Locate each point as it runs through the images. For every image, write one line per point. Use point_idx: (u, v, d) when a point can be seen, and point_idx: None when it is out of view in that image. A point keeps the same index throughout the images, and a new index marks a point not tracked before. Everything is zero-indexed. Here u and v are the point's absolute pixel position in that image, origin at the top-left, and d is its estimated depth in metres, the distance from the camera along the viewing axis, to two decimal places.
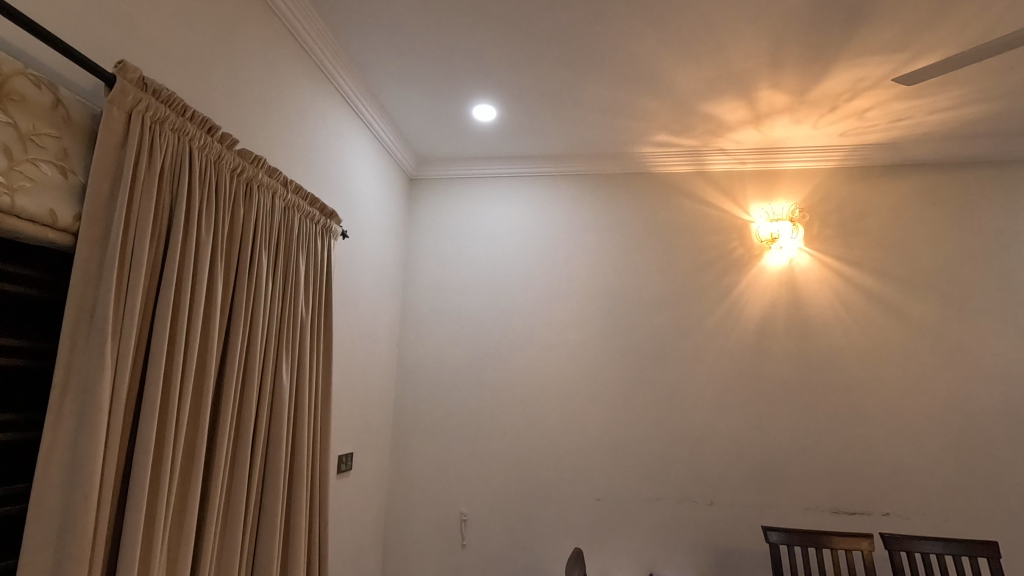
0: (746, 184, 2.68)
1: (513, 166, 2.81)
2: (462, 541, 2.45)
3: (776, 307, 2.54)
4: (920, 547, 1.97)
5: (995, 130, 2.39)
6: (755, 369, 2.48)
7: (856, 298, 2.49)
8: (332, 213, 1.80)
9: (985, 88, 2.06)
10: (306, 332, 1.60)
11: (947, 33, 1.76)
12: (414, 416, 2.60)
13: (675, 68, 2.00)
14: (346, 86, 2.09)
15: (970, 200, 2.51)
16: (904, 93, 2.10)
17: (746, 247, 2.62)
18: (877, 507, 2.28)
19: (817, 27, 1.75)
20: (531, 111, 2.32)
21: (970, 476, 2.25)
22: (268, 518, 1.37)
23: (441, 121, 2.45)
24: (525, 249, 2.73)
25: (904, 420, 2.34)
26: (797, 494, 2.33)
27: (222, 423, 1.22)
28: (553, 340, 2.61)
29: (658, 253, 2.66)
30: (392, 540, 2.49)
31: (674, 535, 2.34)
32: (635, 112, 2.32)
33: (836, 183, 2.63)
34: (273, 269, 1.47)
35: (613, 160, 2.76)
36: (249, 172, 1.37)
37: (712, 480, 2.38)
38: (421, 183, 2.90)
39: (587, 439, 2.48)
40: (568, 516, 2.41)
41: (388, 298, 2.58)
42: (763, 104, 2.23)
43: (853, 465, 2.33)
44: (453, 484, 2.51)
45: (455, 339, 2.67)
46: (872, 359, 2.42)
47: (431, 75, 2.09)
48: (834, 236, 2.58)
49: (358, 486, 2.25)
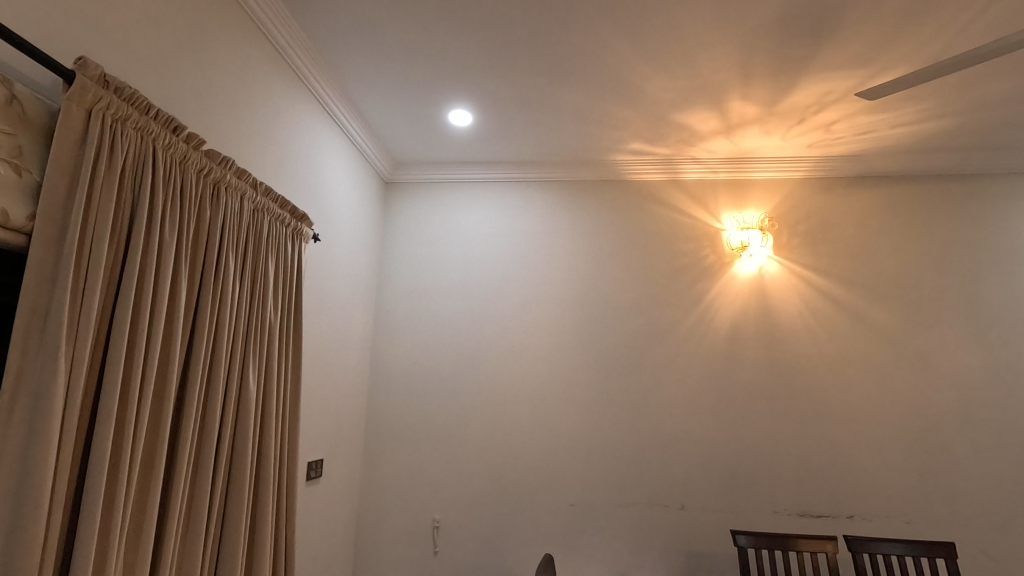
0: (718, 193, 2.73)
1: (489, 171, 2.81)
2: (434, 548, 2.42)
3: (746, 314, 2.58)
4: (882, 549, 2.02)
5: (954, 145, 2.48)
6: (726, 375, 2.52)
7: (823, 306, 2.55)
8: (303, 216, 1.77)
9: (944, 103, 2.14)
10: (275, 336, 1.57)
11: (909, 49, 1.82)
12: (387, 422, 2.57)
13: (648, 77, 2.03)
14: (320, 87, 2.07)
15: (931, 211, 2.61)
16: (868, 107, 2.17)
17: (717, 255, 2.66)
18: (841, 509, 2.33)
19: (784, 41, 1.80)
20: (507, 116, 2.33)
21: (930, 480, 2.32)
22: (232, 526, 1.34)
23: (417, 126, 2.44)
24: (500, 254, 2.73)
25: (868, 425, 2.40)
26: (766, 498, 2.37)
27: (184, 430, 1.19)
28: (528, 345, 2.61)
29: (632, 260, 2.69)
30: (363, 548, 2.46)
31: (646, 540, 2.35)
32: (610, 120, 2.34)
33: (804, 193, 2.69)
34: (240, 272, 1.44)
35: (589, 167, 2.78)
36: (217, 173, 1.35)
37: (683, 485, 2.41)
38: (396, 187, 2.88)
39: (561, 445, 2.49)
40: (542, 522, 2.41)
41: (362, 302, 2.55)
42: (734, 115, 2.27)
43: (819, 469, 2.38)
44: (426, 491, 2.48)
45: (429, 345, 2.65)
46: (838, 365, 2.48)
47: (406, 78, 2.08)
48: (802, 244, 2.64)
49: (328, 494, 2.21)
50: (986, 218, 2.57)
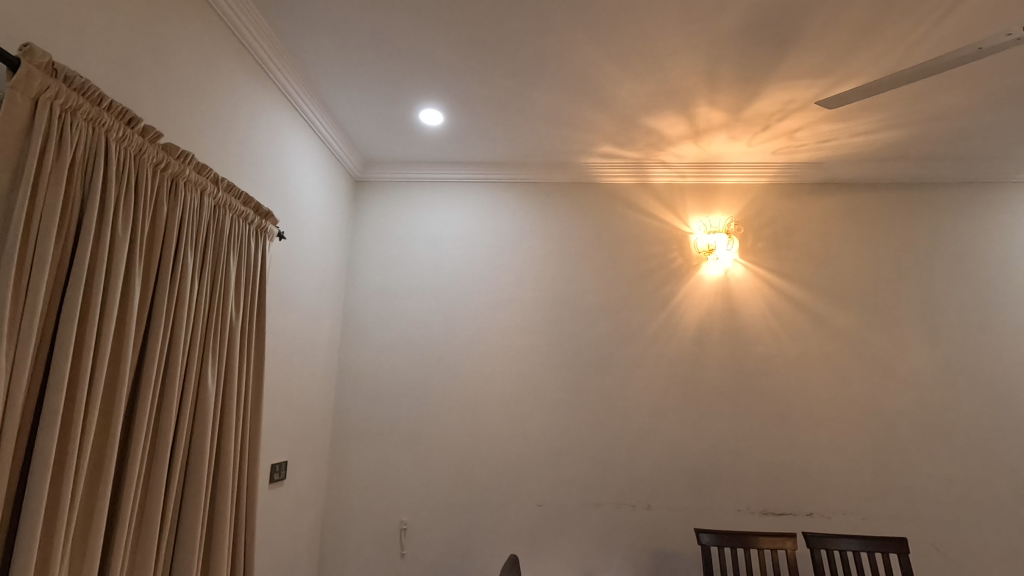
0: (686, 197, 2.78)
1: (460, 171, 2.80)
2: (401, 550, 2.39)
3: (712, 316, 2.63)
4: (839, 545, 2.08)
5: (909, 154, 2.58)
6: (693, 376, 2.56)
7: (785, 309, 2.61)
8: (268, 214, 1.74)
9: (900, 113, 2.21)
10: (236, 336, 1.53)
11: (867, 60, 1.88)
12: (355, 423, 2.54)
13: (618, 82, 2.05)
14: (287, 83, 2.03)
15: (888, 218, 2.70)
16: (829, 116, 2.24)
17: (685, 258, 2.71)
18: (801, 507, 2.39)
19: (747, 50, 1.84)
20: (479, 117, 2.32)
21: (886, 477, 2.40)
22: (187, 533, 1.30)
23: (387, 125, 2.42)
24: (471, 255, 2.72)
25: (828, 424, 2.47)
26: (730, 496, 2.41)
27: (138, 431, 1.15)
28: (499, 346, 2.61)
29: (603, 262, 2.71)
30: (328, 552, 2.41)
31: (613, 539, 2.37)
32: (581, 123, 2.36)
33: (769, 198, 2.76)
34: (199, 270, 1.41)
35: (560, 170, 2.80)
36: (175, 168, 1.31)
37: (649, 485, 2.44)
38: (366, 186, 2.85)
39: (530, 446, 2.49)
40: (510, 523, 2.41)
41: (329, 302, 2.51)
42: (701, 121, 2.32)
43: (781, 468, 2.44)
44: (393, 493, 2.45)
45: (398, 345, 2.62)
46: (800, 366, 2.55)
47: (376, 77, 2.06)
48: (767, 249, 2.70)
49: (293, 497, 2.17)
50: (940, 225, 2.68)
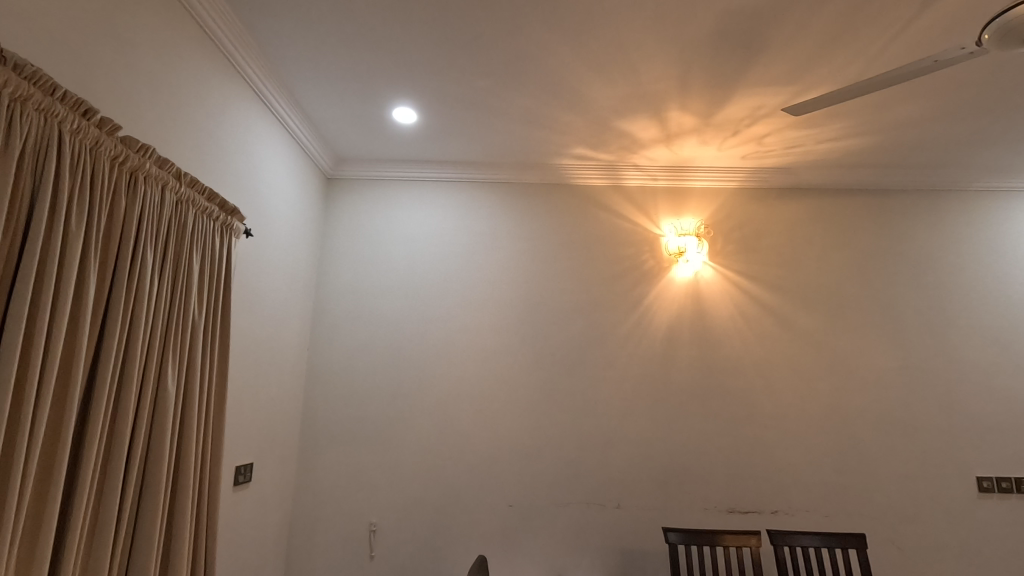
0: (658, 200, 2.82)
1: (435, 170, 2.78)
2: (370, 553, 2.36)
3: (682, 318, 2.67)
4: (801, 542, 2.13)
5: (872, 161, 2.66)
6: (663, 376, 2.60)
7: (753, 311, 2.67)
8: (234, 210, 1.70)
9: (864, 122, 2.28)
10: (199, 336, 1.50)
11: (831, 70, 1.94)
12: (324, 424, 2.49)
13: (591, 84, 2.07)
14: (255, 77, 1.99)
15: (851, 223, 2.78)
16: (795, 122, 2.29)
17: (656, 260, 2.74)
18: (766, 505, 2.44)
19: (717, 56, 1.88)
20: (453, 116, 2.31)
21: (847, 476, 2.47)
22: (144, 538, 1.26)
23: (360, 122, 2.39)
24: (445, 255, 2.71)
25: (793, 424, 2.53)
26: (697, 495, 2.45)
27: (91, 433, 1.11)
28: (471, 347, 2.60)
29: (576, 264, 2.73)
30: (295, 555, 2.36)
31: (583, 539, 2.39)
32: (555, 124, 2.37)
33: (737, 202, 2.81)
34: (160, 267, 1.37)
35: (534, 170, 2.81)
36: (134, 161, 1.27)
37: (619, 484, 2.46)
38: (338, 183, 2.80)
39: (501, 446, 2.49)
40: (480, 523, 2.40)
41: (299, 300, 2.47)
42: (673, 125, 2.35)
43: (747, 467, 2.49)
44: (362, 495, 2.42)
45: (370, 344, 2.59)
46: (766, 367, 2.60)
47: (349, 73, 2.03)
48: (735, 252, 2.75)
49: (259, 500, 2.12)
50: (901, 231, 2.77)
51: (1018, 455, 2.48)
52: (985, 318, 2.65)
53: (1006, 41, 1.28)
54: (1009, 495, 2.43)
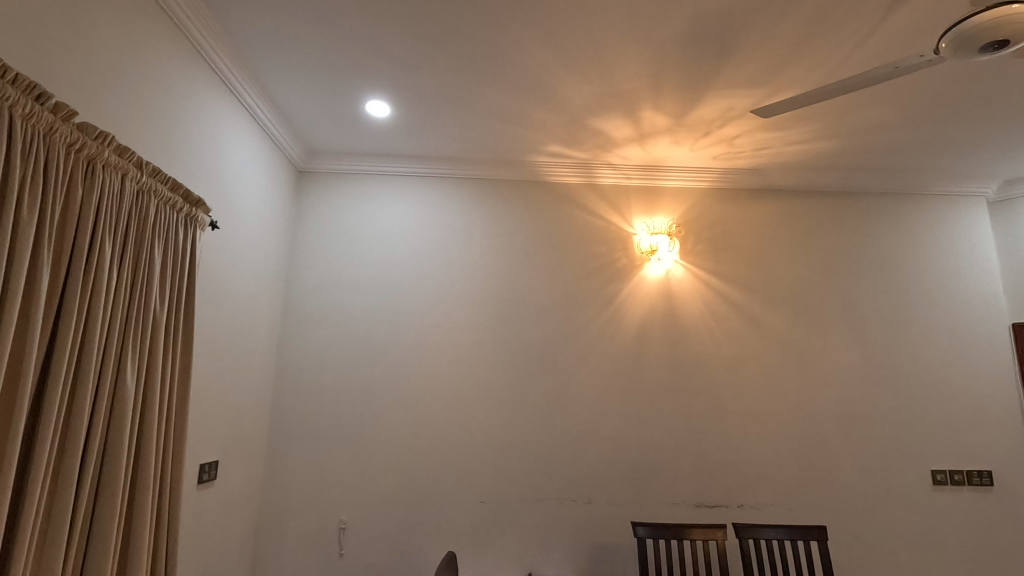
0: (631, 199, 2.85)
1: (409, 165, 2.75)
2: (339, 551, 2.34)
3: (654, 316, 2.70)
4: (765, 534, 2.17)
5: (838, 164, 2.73)
6: (634, 373, 2.63)
7: (722, 309, 2.72)
8: (199, 202, 1.66)
9: (830, 125, 2.34)
10: (160, 330, 1.46)
11: (799, 73, 1.98)
12: (293, 421, 2.45)
13: (565, 82, 2.07)
14: (223, 65, 1.94)
15: (818, 224, 2.85)
16: (764, 124, 2.34)
17: (629, 258, 2.77)
18: (733, 499, 2.49)
19: (690, 57, 1.90)
20: (428, 110, 2.29)
21: (811, 470, 2.53)
22: (100, 537, 1.22)
23: (333, 115, 2.35)
24: (418, 251, 2.69)
25: (759, 419, 2.59)
26: (666, 490, 2.49)
27: (44, 429, 1.08)
28: (444, 343, 2.59)
29: (550, 261, 2.74)
30: (262, 555, 2.32)
31: (554, 534, 2.41)
32: (529, 121, 2.37)
33: (709, 202, 2.86)
34: (119, 259, 1.33)
35: (509, 167, 2.80)
36: (92, 149, 1.23)
37: (590, 480, 2.48)
38: (310, 177, 2.74)
39: (473, 443, 2.49)
40: (452, 520, 2.40)
41: (268, 295, 2.41)
42: (646, 124, 2.37)
43: (714, 462, 2.53)
44: (332, 492, 2.39)
45: (341, 341, 2.55)
46: (734, 364, 2.65)
47: (321, 64, 1.99)
48: (706, 251, 2.80)
49: (224, 498, 2.08)
50: (864, 233, 2.85)
51: (970, 449, 2.58)
52: (942, 317, 2.75)
53: (961, 50, 1.32)
54: (962, 487, 2.54)
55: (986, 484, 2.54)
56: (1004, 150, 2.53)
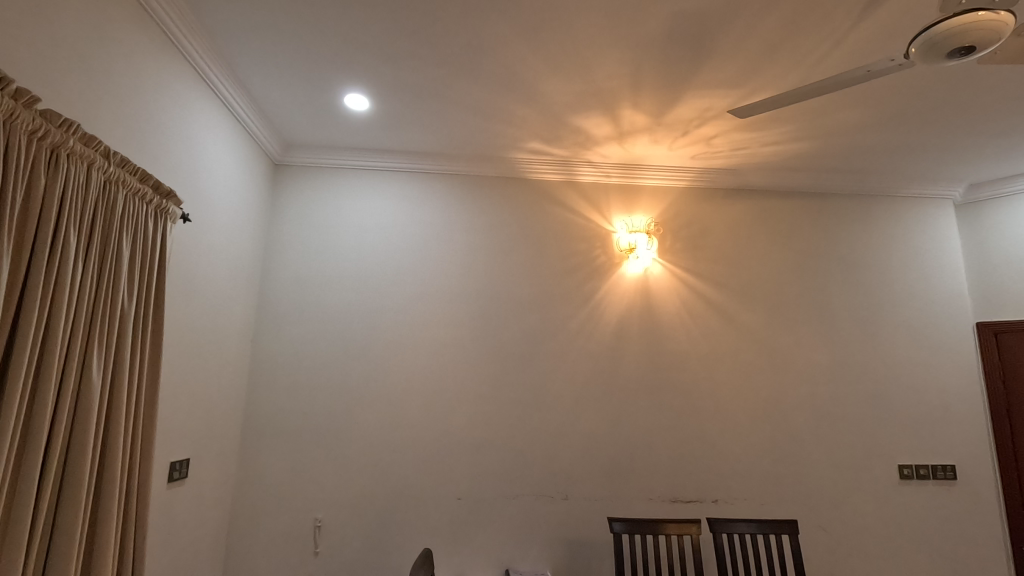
0: (610, 196, 2.86)
1: (387, 160, 2.72)
2: (314, 549, 2.31)
3: (632, 313, 2.73)
4: (738, 528, 2.21)
5: (812, 165, 2.79)
6: (612, 370, 2.65)
7: (699, 307, 2.75)
8: (170, 193, 1.62)
9: (804, 127, 2.38)
10: (128, 324, 1.42)
11: (774, 75, 2.01)
12: (267, 418, 2.41)
13: (545, 79, 2.07)
14: (196, 55, 1.90)
15: (792, 224, 2.90)
16: (741, 125, 2.37)
17: (607, 256, 2.79)
18: (707, 494, 2.53)
19: (668, 57, 1.92)
20: (407, 104, 2.27)
21: (783, 465, 2.58)
22: (63, 538, 1.19)
23: (310, 107, 2.32)
24: (397, 246, 2.66)
25: (733, 416, 2.63)
26: (642, 486, 2.52)
27: (3, 426, 1.04)
28: (422, 339, 2.58)
29: (529, 258, 2.74)
30: (235, 554, 2.28)
31: (531, 530, 2.42)
32: (510, 117, 2.36)
33: (686, 201, 2.89)
34: (85, 251, 1.29)
35: (490, 163, 2.79)
36: (55, 138, 1.19)
37: (567, 476, 2.50)
38: (286, 170, 2.69)
39: (451, 440, 2.48)
40: (429, 517, 2.39)
41: (242, 290, 2.37)
42: (625, 123, 2.39)
43: (689, 457, 2.57)
44: (307, 490, 2.36)
45: (317, 337, 2.51)
46: (710, 361, 2.69)
47: (298, 56, 1.96)
48: (683, 249, 2.83)
49: (195, 497, 2.03)
50: (836, 233, 2.91)
51: (935, 444, 2.66)
52: (910, 317, 2.82)
53: (930, 55, 1.35)
54: (926, 481, 2.61)
55: (949, 478, 2.62)
56: (970, 154, 2.61)
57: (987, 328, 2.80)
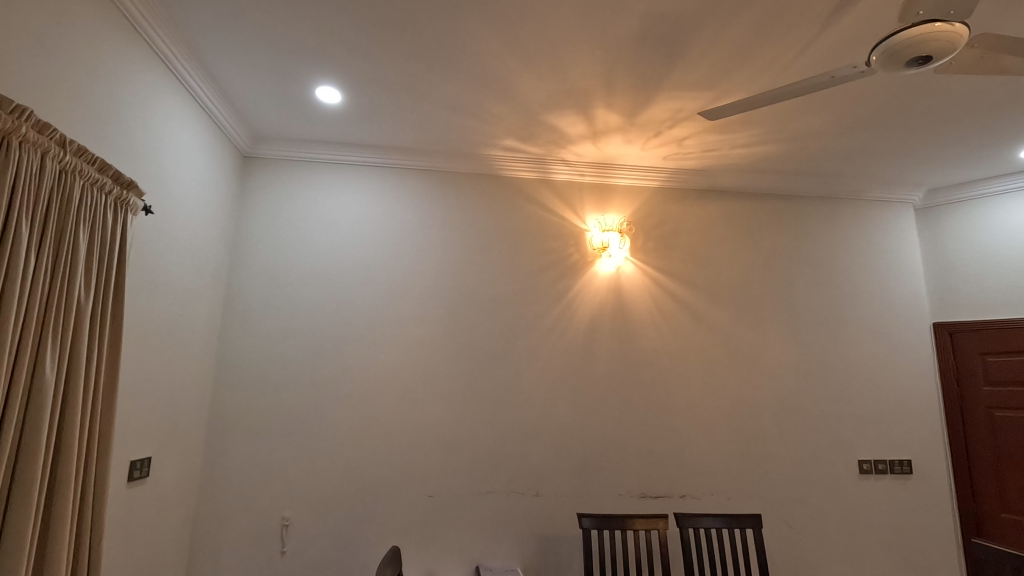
0: (584, 195, 2.88)
1: (360, 154, 2.69)
2: (281, 548, 2.28)
3: (604, 311, 2.75)
4: (704, 523, 2.24)
5: (779, 168, 2.85)
6: (584, 367, 2.67)
7: (669, 305, 2.79)
8: (131, 184, 1.57)
9: (772, 131, 2.44)
10: (84, 318, 1.38)
11: (744, 79, 2.05)
12: (234, 415, 2.36)
13: (519, 77, 2.07)
14: (161, 42, 1.84)
15: (760, 225, 2.97)
16: (712, 127, 2.41)
17: (581, 254, 2.81)
18: (675, 490, 2.58)
19: (641, 59, 1.94)
20: (379, 99, 2.24)
21: (748, 461, 2.64)
22: (12, 538, 1.14)
23: (280, 99, 2.27)
24: (368, 242, 2.63)
25: (702, 413, 2.68)
26: (612, 483, 2.55)
27: None
28: (394, 337, 2.56)
29: (503, 255, 2.74)
30: (199, 555, 2.23)
31: (501, 527, 2.43)
32: (483, 114, 2.36)
33: (658, 201, 2.93)
34: (38, 243, 1.24)
35: (464, 160, 2.78)
36: (8, 125, 1.14)
37: (538, 472, 2.51)
38: (255, 163, 2.63)
39: (422, 437, 2.47)
40: (399, 514, 2.38)
41: (208, 285, 2.31)
42: (599, 122, 2.40)
43: (659, 454, 2.61)
44: (274, 488, 2.33)
45: (286, 333, 2.47)
46: (679, 359, 2.73)
47: (267, 46, 1.92)
48: (655, 248, 2.86)
49: (157, 497, 1.98)
50: (802, 234, 2.98)
51: (893, 439, 2.76)
52: (872, 317, 2.91)
53: (890, 64, 1.39)
54: (884, 475, 2.71)
55: (906, 472, 2.72)
56: (929, 160, 2.70)
57: (943, 328, 2.91)
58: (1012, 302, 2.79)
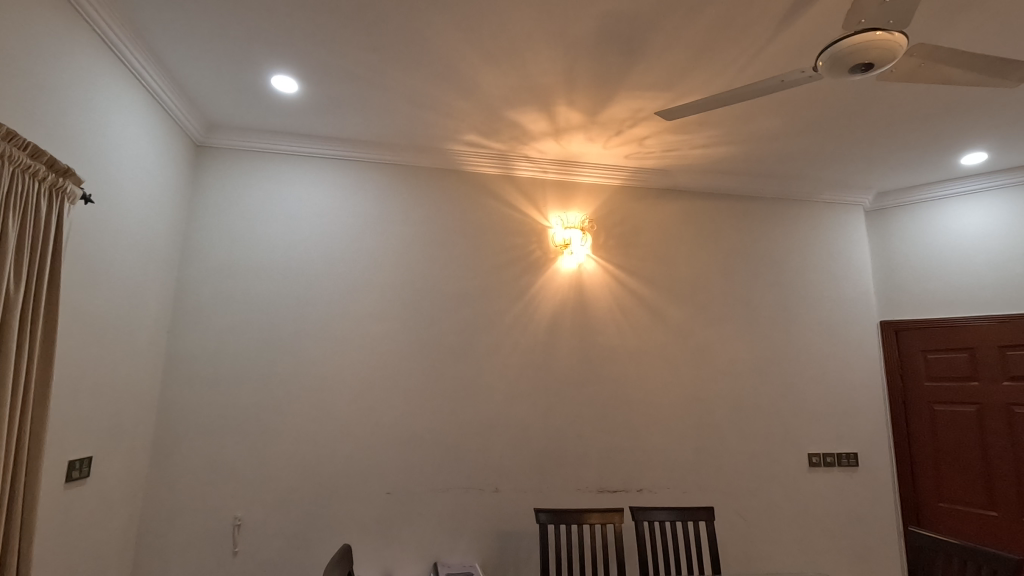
0: (547, 192, 2.89)
1: (319, 146, 2.63)
2: (233, 548, 2.22)
3: (565, 308, 2.77)
4: (657, 516, 2.27)
5: (737, 169, 2.91)
6: (544, 363, 2.68)
7: (630, 303, 2.83)
8: (69, 171, 1.50)
9: (729, 132, 2.49)
10: (14, 310, 1.31)
11: (701, 81, 2.08)
12: (184, 413, 2.29)
13: (480, 71, 2.06)
14: (104, 24, 1.76)
15: (718, 224, 3.03)
16: (671, 127, 2.44)
17: (543, 250, 2.81)
18: (632, 484, 2.62)
19: (600, 57, 1.95)
20: (338, 90, 2.20)
21: (703, 455, 2.70)
22: None
23: (234, 88, 2.20)
24: (327, 236, 2.58)
25: (659, 408, 2.72)
26: (571, 478, 2.57)
27: None
28: (353, 333, 2.52)
29: (465, 251, 2.73)
30: (145, 557, 2.16)
31: (460, 523, 2.42)
32: (445, 109, 2.34)
33: (620, 199, 2.96)
34: None
35: (426, 154, 2.75)
36: None
37: (498, 468, 2.52)
38: (208, 153, 2.55)
39: (380, 434, 2.44)
40: (356, 512, 2.35)
41: (156, 279, 2.23)
42: (561, 119, 2.41)
43: (617, 449, 2.64)
44: (226, 487, 2.26)
45: (240, 329, 2.41)
46: (638, 356, 2.77)
47: (219, 32, 1.85)
48: (616, 246, 2.89)
49: (99, 497, 1.90)
50: (758, 234, 3.06)
51: (841, 433, 2.86)
52: (823, 315, 3.01)
53: (834, 70, 1.43)
54: (832, 468, 2.80)
55: (852, 465, 2.82)
56: (877, 165, 2.81)
57: (888, 326, 3.04)
58: (952, 302, 2.93)
